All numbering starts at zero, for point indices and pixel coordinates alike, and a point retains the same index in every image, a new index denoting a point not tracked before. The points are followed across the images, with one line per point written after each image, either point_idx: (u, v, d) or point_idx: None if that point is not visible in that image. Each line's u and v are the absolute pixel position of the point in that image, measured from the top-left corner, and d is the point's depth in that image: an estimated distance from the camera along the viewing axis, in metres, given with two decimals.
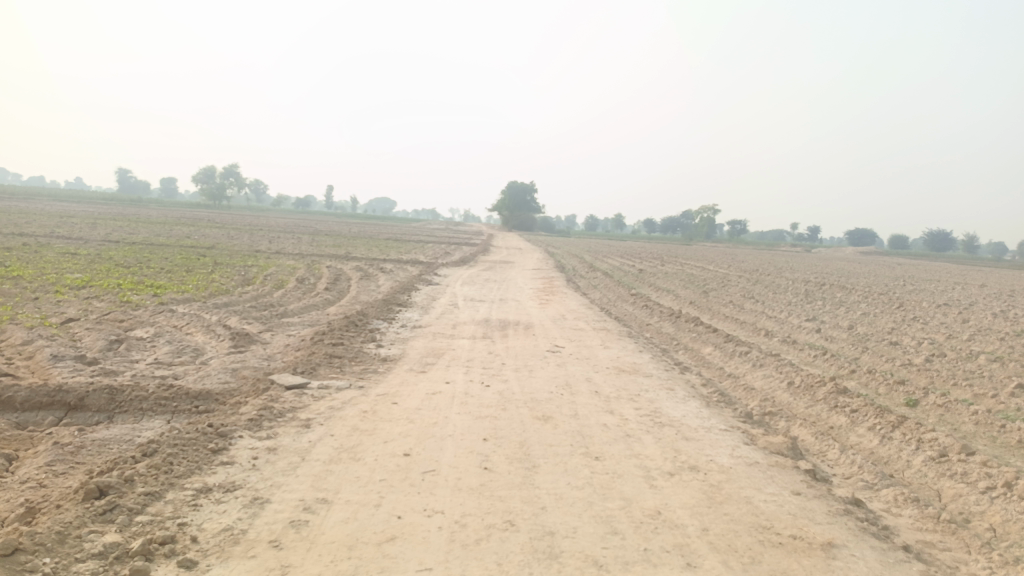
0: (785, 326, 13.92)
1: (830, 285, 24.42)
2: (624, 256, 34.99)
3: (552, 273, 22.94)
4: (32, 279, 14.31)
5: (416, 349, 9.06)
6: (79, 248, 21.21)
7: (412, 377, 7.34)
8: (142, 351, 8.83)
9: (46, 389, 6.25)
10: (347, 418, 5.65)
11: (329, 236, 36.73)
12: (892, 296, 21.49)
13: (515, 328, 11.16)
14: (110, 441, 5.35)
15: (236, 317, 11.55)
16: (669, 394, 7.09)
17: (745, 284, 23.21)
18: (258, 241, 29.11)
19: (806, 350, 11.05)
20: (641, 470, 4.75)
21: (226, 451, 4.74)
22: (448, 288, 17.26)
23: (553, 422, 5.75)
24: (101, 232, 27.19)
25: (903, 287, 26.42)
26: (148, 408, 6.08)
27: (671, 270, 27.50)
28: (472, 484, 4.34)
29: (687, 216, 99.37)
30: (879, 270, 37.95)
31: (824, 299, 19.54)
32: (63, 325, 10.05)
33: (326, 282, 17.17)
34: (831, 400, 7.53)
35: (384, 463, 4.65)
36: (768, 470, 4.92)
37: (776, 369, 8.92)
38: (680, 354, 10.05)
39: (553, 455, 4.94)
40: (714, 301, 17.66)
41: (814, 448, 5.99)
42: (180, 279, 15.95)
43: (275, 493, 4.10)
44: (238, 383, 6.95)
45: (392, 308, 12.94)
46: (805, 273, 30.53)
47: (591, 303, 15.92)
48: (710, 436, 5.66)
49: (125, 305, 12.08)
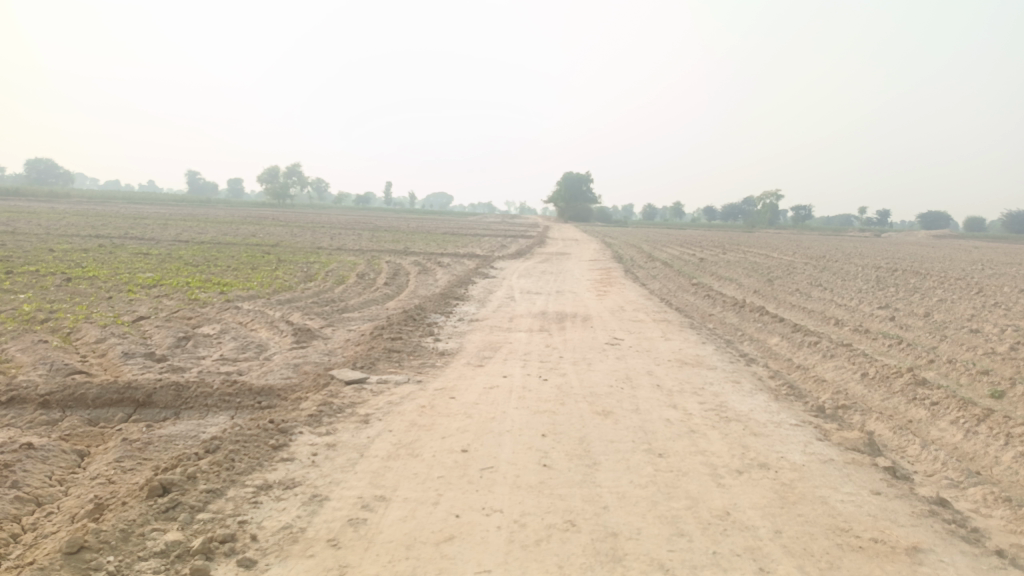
0: (856, 314, 13.37)
1: (903, 270, 23.37)
2: (684, 245, 34.32)
3: (610, 264, 22.66)
4: (107, 279, 14.88)
5: (474, 343, 9.01)
6: (150, 248, 22.00)
7: (470, 370, 7.28)
8: (209, 348, 9.03)
9: (116, 386, 6.43)
10: (405, 413, 5.62)
11: (387, 231, 37.23)
12: (970, 281, 20.46)
13: (573, 320, 11.01)
14: (176, 436, 5.46)
15: (298, 313, 11.75)
16: (734, 387, 6.84)
17: (812, 271, 22.46)
18: (319, 237, 29.69)
19: (880, 339, 10.55)
20: (708, 467, 4.55)
21: (286, 447, 4.75)
22: (505, 280, 17.21)
23: (614, 417, 5.59)
24: (171, 232, 28.16)
25: (981, 271, 25.15)
26: (212, 404, 6.19)
27: (732, 258, 26.85)
28: (531, 482, 4.23)
29: (749, 202, 97.04)
30: (954, 254, 36.26)
31: (896, 286, 18.73)
32: (134, 323, 10.40)
33: (385, 277, 17.33)
34: (909, 392, 7.14)
35: (442, 460, 4.58)
36: (844, 468, 4.66)
37: (848, 360, 8.53)
38: (745, 345, 9.73)
39: (615, 452, 4.79)
40: (779, 289, 17.12)
41: (892, 443, 5.67)
42: (245, 276, 16.34)
43: (333, 490, 4.08)
44: (298, 379, 7.01)
45: (450, 302, 12.96)
46: (876, 258, 29.34)
47: (651, 293, 15.63)
48: (780, 431, 5.41)
49: (193, 303, 12.42)
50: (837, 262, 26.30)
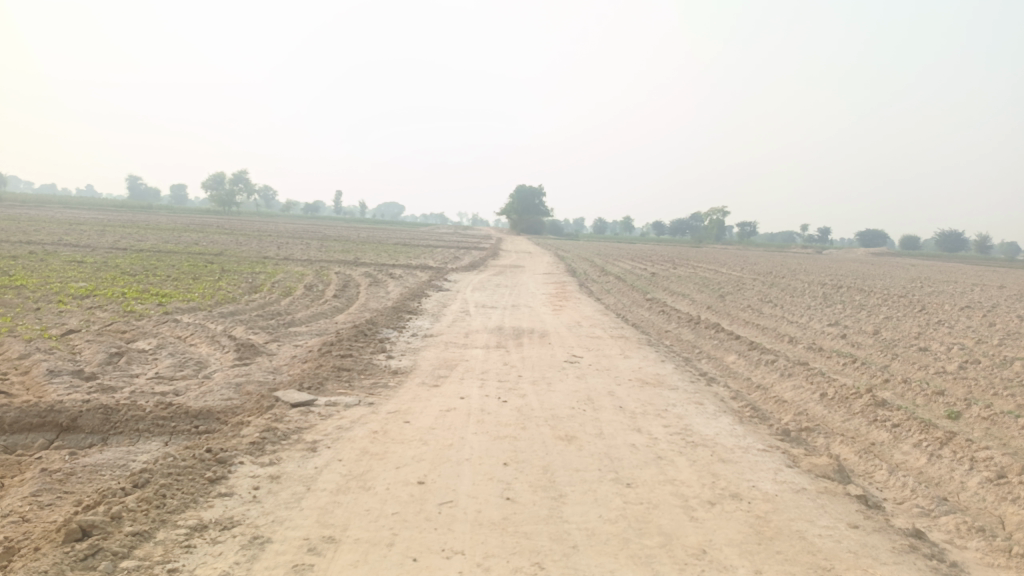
0: (808, 332, 13.44)
1: (848, 287, 23.85)
2: (636, 260, 34.63)
3: (564, 278, 22.54)
4: (36, 289, 14.01)
5: (428, 361, 8.65)
6: (85, 256, 20.95)
7: (425, 391, 6.94)
8: (143, 365, 8.47)
9: (37, 409, 5.88)
10: (356, 440, 5.26)
11: (337, 241, 36.45)
12: (912, 299, 20.96)
13: (529, 336, 10.75)
14: (102, 466, 4.99)
15: (242, 327, 11.18)
16: (698, 409, 6.66)
17: (762, 287, 22.71)
18: (266, 247, 28.82)
19: (834, 357, 10.57)
20: (679, 499, 4.32)
21: (224, 481, 4.34)
22: (458, 294, 16.86)
23: (578, 443, 5.33)
24: (109, 240, 26.93)
25: (920, 288, 25.87)
26: (144, 429, 5.71)
27: (683, 273, 27.05)
28: (493, 518, 3.93)
29: (696, 218, 98.83)
30: (894, 271, 37.30)
31: (843, 303, 19.02)
32: (63, 337, 9.73)
33: (335, 289, 16.80)
34: (870, 413, 7.08)
35: (396, 493, 4.25)
36: (818, 498, 4.48)
37: (806, 379, 8.47)
38: (703, 364, 9.61)
39: (581, 482, 4.52)
40: (731, 305, 17.21)
41: (859, 469, 5.55)
42: (186, 286, 15.62)
43: (276, 531, 3.70)
44: (241, 401, 6.56)
45: (403, 316, 12.56)
46: (822, 275, 29.96)
47: (606, 308, 15.50)
48: (749, 458, 5.23)
49: (129, 315, 11.75)
50: (784, 278, 26.74)
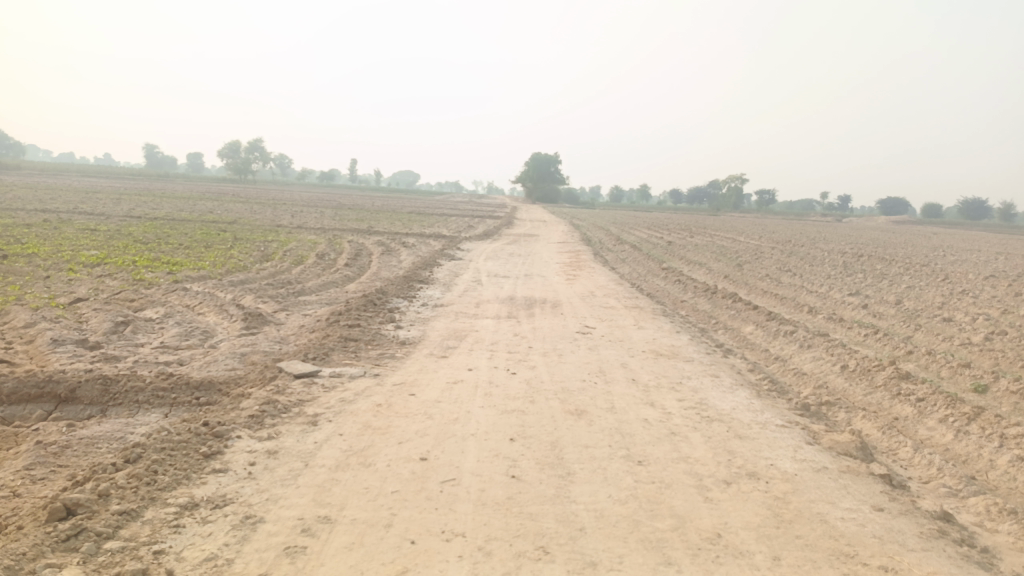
0: (828, 302, 13.11)
1: (869, 256, 23.35)
2: (652, 228, 34.16)
3: (579, 247, 22.23)
4: (47, 257, 13.94)
5: (437, 331, 8.46)
6: (99, 224, 20.90)
7: (432, 363, 6.76)
8: (149, 334, 8.35)
9: (35, 379, 5.75)
10: (359, 413, 5.09)
11: (351, 209, 36.24)
12: (935, 268, 20.47)
13: (541, 306, 10.52)
14: (98, 439, 4.86)
15: (251, 296, 11.04)
16: (714, 382, 6.43)
17: (780, 255, 22.29)
18: (279, 215, 28.70)
19: (856, 328, 10.26)
20: (693, 479, 4.11)
21: (220, 456, 4.19)
22: (471, 263, 16.65)
23: (588, 418, 5.12)
24: (123, 208, 26.90)
25: (941, 257, 25.30)
26: (143, 401, 5.58)
27: (700, 242, 26.67)
28: (497, 498, 3.75)
29: (714, 186, 97.67)
30: (915, 240, 36.64)
31: (864, 272, 18.58)
32: (70, 306, 9.62)
33: (347, 257, 16.64)
34: (893, 387, 6.82)
35: (397, 470, 4.07)
36: (841, 478, 4.26)
37: (826, 351, 8.19)
38: (720, 334, 9.36)
39: (590, 460, 4.32)
40: (748, 274, 16.85)
41: (883, 446, 5.30)
42: (198, 255, 15.50)
43: (270, 510, 3.54)
44: (244, 372, 6.41)
45: (413, 285, 12.36)
46: (842, 244, 29.40)
47: (621, 278, 15.22)
48: (767, 434, 5.00)
49: (138, 284, 11.64)
50: (803, 246, 26.22)
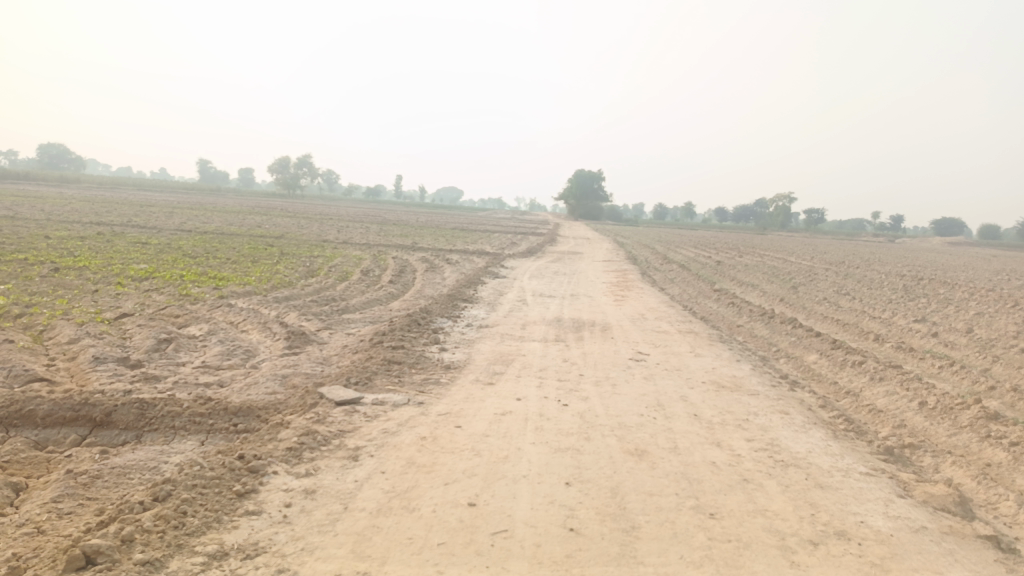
0: (893, 329, 12.38)
1: (930, 279, 22.26)
2: (700, 247, 33.33)
3: (625, 266, 21.73)
4: (98, 270, 14.05)
5: (483, 355, 8.11)
6: (150, 237, 21.22)
7: (479, 390, 6.39)
8: (191, 353, 8.17)
9: (71, 401, 5.56)
10: (402, 448, 4.74)
11: (397, 225, 36.31)
12: (1002, 293, 19.39)
13: (591, 329, 10.09)
14: (131, 468, 4.61)
15: (295, 313, 10.85)
16: (784, 420, 5.93)
17: (835, 277, 21.45)
18: (325, 230, 28.89)
19: (928, 360, 9.57)
20: (774, 537, 3.66)
21: (254, 496, 3.89)
22: (516, 281, 16.28)
23: (650, 460, 4.69)
24: (175, 222, 27.30)
25: (1007, 282, 23.98)
26: (180, 426, 5.33)
27: (750, 262, 25.88)
28: (555, 556, 3.36)
29: (760, 205, 96.03)
30: (976, 262, 35.15)
31: (926, 296, 17.68)
32: (115, 321, 9.56)
33: (391, 274, 16.47)
34: (981, 428, 6.20)
35: (443, 518, 3.71)
36: (943, 542, 3.76)
37: (900, 385, 7.58)
38: (782, 364, 8.80)
39: (656, 511, 3.89)
40: (805, 297, 16.13)
41: (981, 498, 4.73)
42: (244, 270, 15.49)
43: (305, 564, 3.20)
44: (285, 396, 6.14)
45: (458, 305, 12.05)
46: (899, 265, 28.21)
47: (671, 299, 14.70)
48: (851, 484, 4.51)
49: (184, 299, 11.58)
50: (858, 268, 25.26)
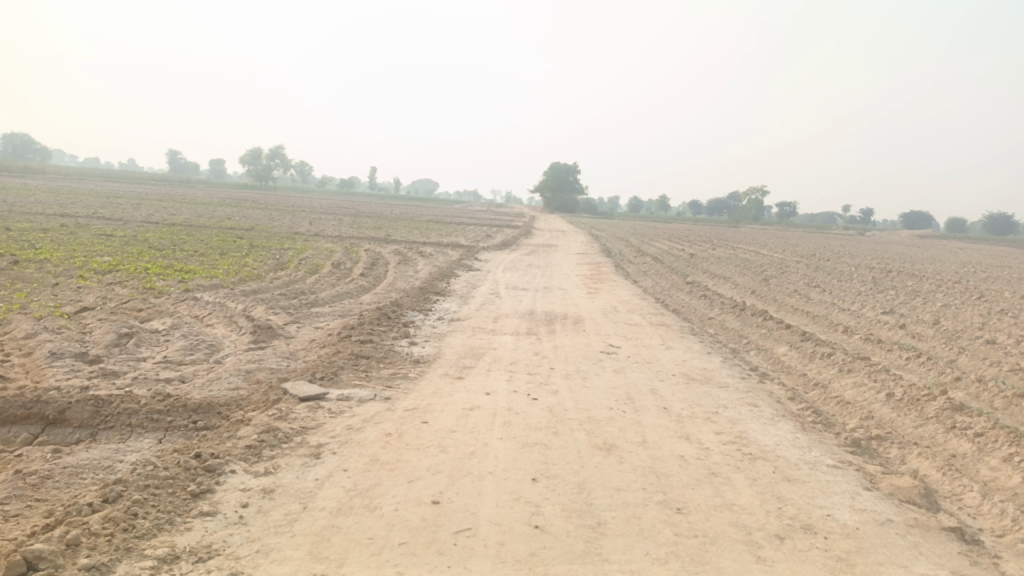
0: (861, 321, 12.50)
1: (898, 271, 22.56)
2: (674, 240, 33.35)
3: (599, 258, 21.73)
4: (59, 263, 13.68)
5: (453, 349, 8.01)
6: (116, 229, 20.75)
7: (447, 385, 6.30)
8: (153, 348, 7.96)
9: (22, 399, 5.36)
10: (366, 445, 4.64)
11: (370, 217, 35.96)
12: (968, 285, 19.72)
13: (562, 322, 10.04)
14: (83, 468, 4.44)
15: (262, 307, 10.65)
16: (753, 413, 5.92)
17: (806, 270, 21.66)
18: (297, 222, 28.52)
19: (896, 351, 9.66)
20: (741, 532, 3.62)
21: (209, 496, 3.76)
22: (489, 274, 16.18)
23: (618, 455, 4.64)
24: (142, 214, 26.76)
25: (973, 274, 24.38)
26: (137, 424, 5.17)
27: (722, 254, 26.05)
28: (519, 554, 3.28)
29: (733, 198, 96.83)
30: (943, 255, 35.72)
31: (895, 289, 17.89)
32: (75, 315, 9.29)
33: (363, 266, 16.28)
34: (947, 419, 6.25)
35: (406, 517, 3.62)
36: (909, 535, 3.75)
37: (868, 376, 7.62)
38: (752, 356, 8.82)
39: (623, 507, 3.84)
40: (776, 290, 16.24)
41: (947, 488, 4.75)
42: (212, 262, 15.20)
43: (260, 566, 3.10)
44: (248, 392, 5.99)
45: (429, 298, 11.93)
46: (869, 258, 28.55)
47: (644, 292, 14.70)
48: (818, 477, 4.50)
49: (148, 293, 11.30)
50: (828, 261, 25.52)
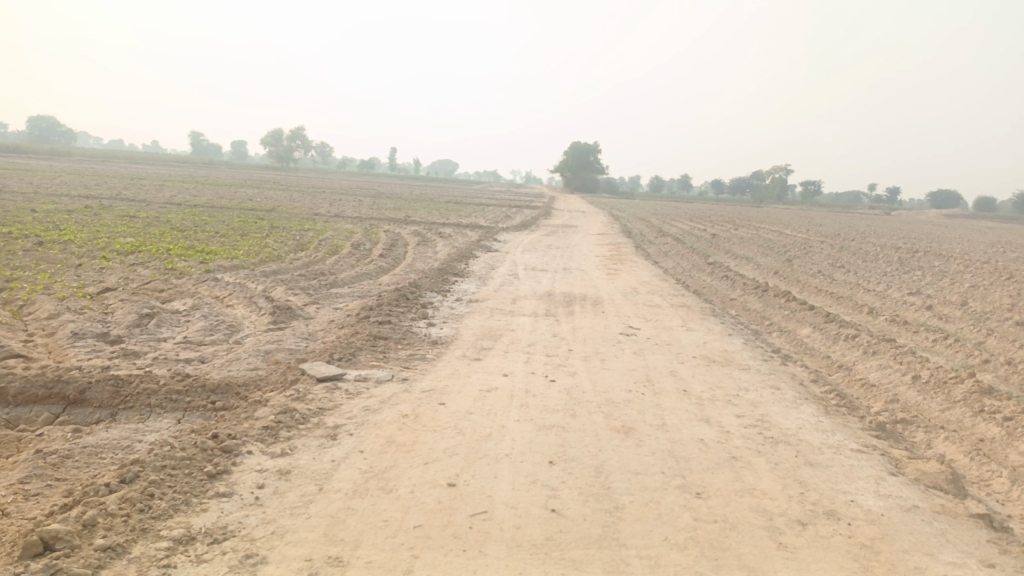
0: (887, 302, 12.27)
1: (925, 251, 22.13)
2: (695, 220, 33.00)
3: (619, 239, 21.57)
4: (83, 244, 13.81)
5: (471, 330, 7.97)
6: (139, 210, 20.92)
7: (465, 367, 6.26)
8: (173, 328, 8.00)
9: (44, 379, 5.40)
10: (383, 426, 4.62)
11: (390, 198, 35.95)
12: (997, 265, 19.30)
13: (582, 303, 9.96)
14: (103, 447, 4.47)
15: (282, 288, 10.69)
16: (775, 395, 5.82)
17: (830, 250, 21.32)
18: (317, 203, 28.60)
19: (922, 333, 9.47)
20: (762, 518, 3.55)
21: (226, 477, 3.77)
22: (508, 255, 16.10)
23: (636, 438, 4.58)
24: (165, 195, 26.99)
25: (1002, 254, 23.85)
26: (156, 404, 5.20)
27: (744, 235, 25.71)
28: (534, 538, 3.24)
29: (756, 178, 95.59)
30: (971, 235, 35.00)
31: (921, 269, 17.55)
32: (97, 296, 9.37)
33: (382, 247, 16.28)
34: (975, 402, 6.10)
35: (421, 499, 3.59)
36: (935, 522, 3.66)
37: (894, 358, 7.47)
38: (775, 338, 8.68)
39: (641, 491, 3.78)
40: (799, 270, 16.01)
41: (975, 474, 4.63)
42: (233, 243, 15.26)
43: (274, 548, 3.09)
44: (266, 373, 6.00)
45: (448, 279, 11.89)
46: (895, 238, 28.05)
47: (665, 273, 14.56)
48: (842, 462, 4.41)
49: (170, 273, 11.38)
50: (853, 241, 25.11)
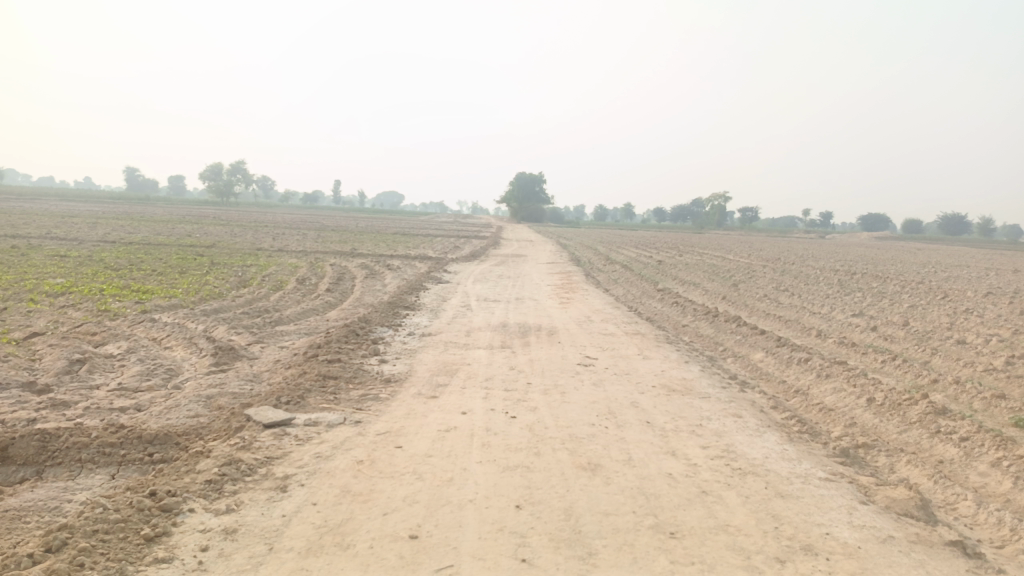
0: (833, 324, 12.49)
1: (863, 274, 22.78)
2: (641, 247, 33.35)
3: (568, 268, 21.61)
4: (8, 286, 13.07)
5: (426, 366, 7.72)
6: (70, 249, 20.02)
7: (421, 405, 6.01)
8: (107, 374, 7.54)
9: None
10: (337, 475, 4.34)
11: (336, 231, 35.45)
12: (931, 285, 19.98)
13: (536, 335, 9.80)
14: (26, 510, 4.07)
15: (224, 327, 10.26)
16: (738, 424, 5.74)
17: (773, 274, 21.77)
18: (260, 237, 27.96)
19: (870, 354, 9.61)
20: (739, 557, 3.42)
21: (165, 540, 3.45)
22: (459, 286, 15.90)
23: (604, 476, 4.41)
24: (99, 233, 26.01)
25: (935, 274, 24.76)
26: (87, 459, 4.81)
27: (690, 261, 26.11)
28: None
29: (697, 205, 97.94)
30: (902, 256, 36.36)
31: (861, 291, 18.01)
32: (24, 341, 8.80)
33: (329, 281, 15.90)
34: (931, 423, 6.13)
35: (382, 555, 3.34)
36: (911, 553, 3.58)
37: (847, 381, 7.51)
38: (730, 364, 8.67)
39: (614, 533, 3.61)
40: (746, 295, 16.24)
41: (941, 497, 4.61)
42: (172, 282, 14.67)
43: None
44: (208, 420, 5.65)
45: (398, 312, 11.63)
46: (832, 261, 28.92)
47: (616, 301, 14.57)
48: (812, 492, 4.32)
49: (103, 315, 10.81)
50: (793, 264, 25.78)
